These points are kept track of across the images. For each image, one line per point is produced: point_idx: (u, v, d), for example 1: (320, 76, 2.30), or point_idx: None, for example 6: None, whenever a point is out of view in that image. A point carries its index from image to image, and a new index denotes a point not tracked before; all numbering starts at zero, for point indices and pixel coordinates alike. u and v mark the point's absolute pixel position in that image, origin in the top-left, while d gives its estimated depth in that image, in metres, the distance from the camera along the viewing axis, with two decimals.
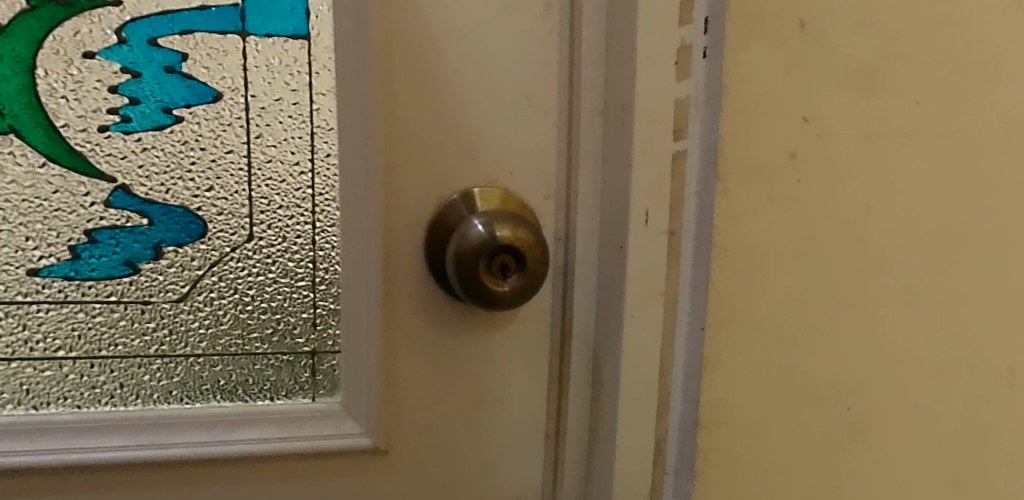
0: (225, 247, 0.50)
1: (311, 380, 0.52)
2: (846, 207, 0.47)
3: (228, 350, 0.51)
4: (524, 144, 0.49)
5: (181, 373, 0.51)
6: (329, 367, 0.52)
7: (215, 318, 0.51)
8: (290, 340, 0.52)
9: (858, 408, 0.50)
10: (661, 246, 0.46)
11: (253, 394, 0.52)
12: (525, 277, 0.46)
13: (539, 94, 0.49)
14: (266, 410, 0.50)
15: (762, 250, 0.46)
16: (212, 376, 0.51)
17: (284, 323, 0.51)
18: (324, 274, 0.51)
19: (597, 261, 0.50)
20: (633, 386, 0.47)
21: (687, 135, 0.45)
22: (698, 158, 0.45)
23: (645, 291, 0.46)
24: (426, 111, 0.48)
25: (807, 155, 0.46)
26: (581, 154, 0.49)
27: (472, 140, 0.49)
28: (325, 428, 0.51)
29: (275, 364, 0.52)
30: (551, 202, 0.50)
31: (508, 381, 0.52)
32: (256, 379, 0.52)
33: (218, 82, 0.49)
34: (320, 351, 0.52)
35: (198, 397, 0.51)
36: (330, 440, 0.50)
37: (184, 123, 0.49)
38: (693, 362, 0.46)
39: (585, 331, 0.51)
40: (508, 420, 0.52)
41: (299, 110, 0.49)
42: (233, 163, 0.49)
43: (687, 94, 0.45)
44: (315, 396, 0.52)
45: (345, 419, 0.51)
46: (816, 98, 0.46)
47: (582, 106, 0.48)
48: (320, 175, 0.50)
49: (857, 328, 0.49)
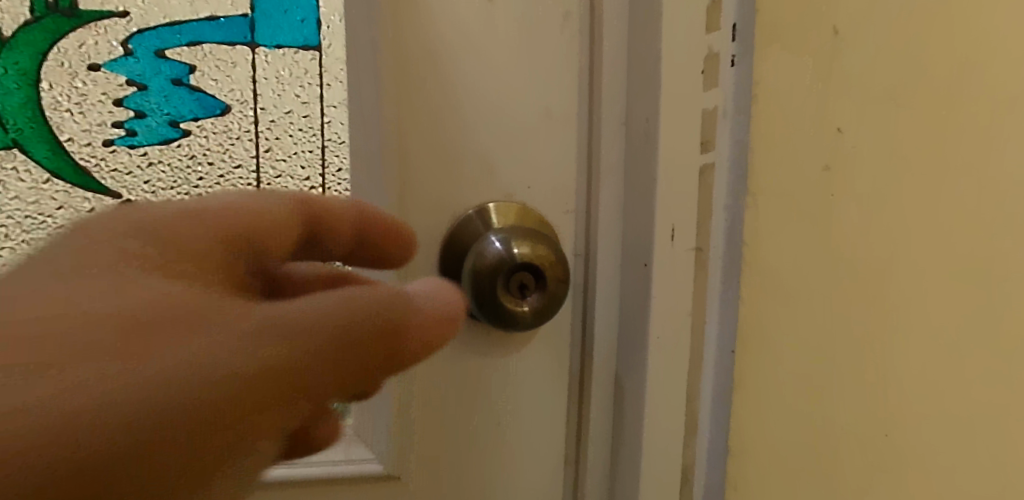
0: None
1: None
2: (884, 223, 0.45)
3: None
4: (543, 157, 0.48)
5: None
6: None
7: None
8: None
9: (895, 435, 0.47)
10: (689, 263, 0.43)
11: None
12: (547, 297, 0.44)
13: (559, 106, 0.47)
14: None
15: (795, 269, 0.43)
16: None
17: None
18: None
19: (619, 279, 0.47)
20: (659, 415, 0.44)
21: (716, 147, 0.43)
22: (727, 171, 0.43)
23: (671, 311, 0.43)
24: (442, 124, 0.46)
25: (843, 168, 0.44)
26: (603, 167, 0.47)
27: (489, 153, 0.47)
28: (336, 454, 0.49)
29: None
30: (570, 218, 0.48)
31: (526, 404, 0.49)
32: None
33: (227, 95, 0.47)
34: None
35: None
36: (342, 466, 0.49)
37: (191, 137, 0.47)
38: (722, 386, 0.44)
39: (607, 352, 0.48)
40: (526, 445, 0.50)
41: (310, 123, 0.47)
42: (241, 178, 0.48)
43: (715, 105, 0.43)
44: None
45: (355, 444, 0.49)
46: (850, 108, 0.43)
47: (604, 118, 0.46)
48: (331, 191, 0.47)
49: (895, 350, 0.46)
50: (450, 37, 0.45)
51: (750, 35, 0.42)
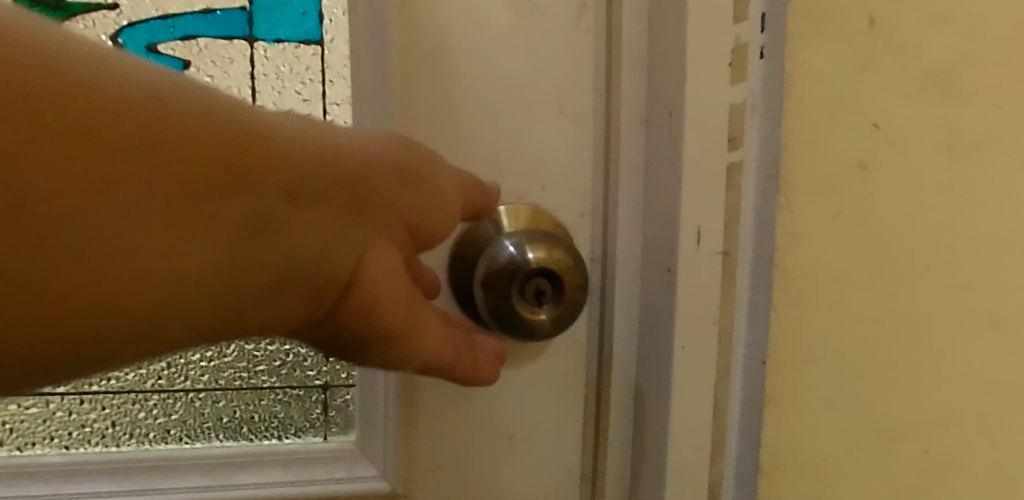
0: None
1: (324, 416, 0.48)
2: (923, 224, 0.42)
3: (232, 384, 0.47)
4: (556, 155, 0.45)
5: (181, 410, 0.47)
6: (342, 402, 0.48)
7: (219, 350, 0.47)
8: (301, 374, 0.47)
9: (936, 450, 0.44)
10: (716, 269, 0.41)
11: (259, 432, 0.47)
12: (565, 305, 0.42)
13: (573, 102, 0.44)
14: (273, 450, 0.46)
15: (829, 273, 0.41)
16: (214, 413, 0.47)
17: (294, 355, 0.47)
18: None
19: (638, 285, 0.44)
20: (688, 428, 0.41)
21: (744, 144, 0.40)
22: (756, 170, 0.40)
23: (698, 319, 0.41)
24: (451, 119, 0.43)
25: (880, 166, 0.41)
26: (622, 166, 0.44)
27: (501, 152, 0.44)
28: (337, 471, 0.46)
29: (284, 400, 0.48)
30: (586, 221, 0.46)
31: (540, 416, 0.47)
32: (262, 416, 0.47)
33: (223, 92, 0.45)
34: (333, 385, 0.48)
35: (198, 436, 0.47)
36: (342, 484, 0.45)
37: None
38: (754, 400, 0.41)
39: (625, 362, 0.45)
40: (541, 460, 0.47)
41: None
42: None
43: (743, 99, 0.40)
44: (326, 435, 0.48)
45: (359, 460, 0.46)
46: (888, 102, 0.41)
47: (622, 114, 0.43)
48: None
49: (935, 360, 0.43)
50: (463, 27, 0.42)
51: (781, 23, 0.39)
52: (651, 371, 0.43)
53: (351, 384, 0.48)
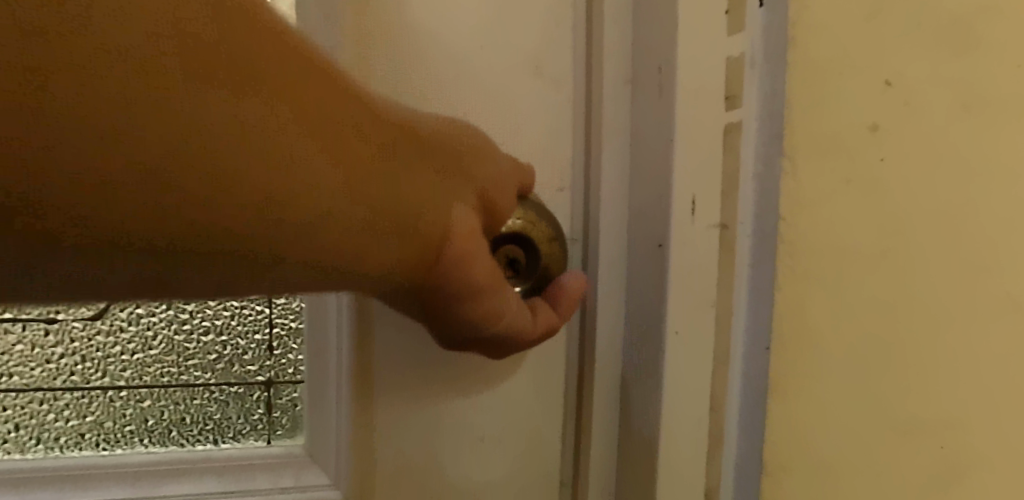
0: None
1: (266, 418, 0.44)
2: (939, 193, 0.38)
3: (159, 381, 0.43)
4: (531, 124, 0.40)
5: (97, 411, 0.43)
6: (287, 401, 0.44)
7: (143, 342, 0.43)
8: (240, 370, 0.44)
9: (952, 446, 0.40)
10: (712, 244, 0.36)
11: (190, 436, 0.44)
12: (539, 276, 0.38)
13: (549, 64, 0.40)
14: (206, 457, 0.42)
15: (841, 247, 0.36)
16: (138, 413, 0.44)
17: (230, 349, 0.44)
18: None
19: (625, 263, 0.40)
20: (680, 422, 0.37)
21: (743, 102, 0.35)
22: (756, 132, 0.35)
23: (691, 301, 0.36)
24: (411, 77, 0.38)
25: (891, 129, 0.37)
26: (605, 131, 0.39)
27: (469, 116, 0.39)
28: (279, 478, 0.42)
29: (219, 399, 0.44)
30: (565, 197, 0.41)
31: (513, 413, 0.41)
32: (194, 417, 0.44)
33: None
34: (277, 382, 0.44)
35: (119, 441, 0.44)
36: (286, 494, 0.42)
37: None
38: (756, 390, 0.36)
39: (610, 352, 0.40)
40: (513, 461, 0.42)
41: None
42: None
43: (742, 51, 0.35)
44: (270, 438, 0.44)
45: (308, 465, 0.42)
46: (900, 56, 0.36)
47: (604, 74, 0.39)
48: None
49: (953, 344, 0.39)
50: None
51: None
52: (640, 359, 0.38)
53: (297, 382, 0.44)
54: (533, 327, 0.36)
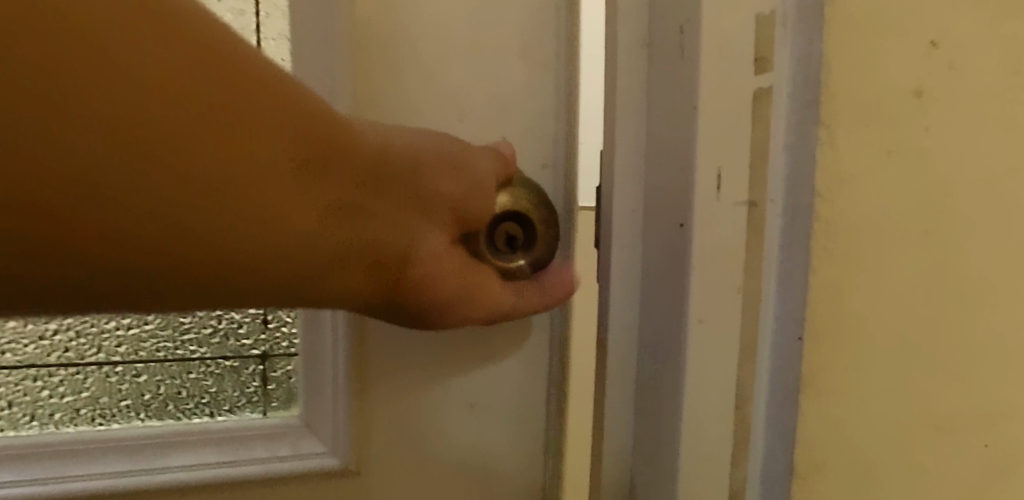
0: None
1: (262, 391, 0.42)
2: (987, 167, 0.34)
3: (155, 356, 0.41)
4: (526, 108, 0.38)
5: (91, 386, 0.41)
6: (283, 374, 0.42)
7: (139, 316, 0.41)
8: (235, 343, 0.42)
9: (996, 443, 0.37)
10: (738, 223, 0.32)
11: (187, 410, 0.42)
12: (538, 253, 0.37)
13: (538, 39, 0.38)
14: (204, 429, 0.40)
15: (882, 225, 0.33)
16: (133, 388, 0.41)
17: (226, 322, 0.41)
18: None
19: (642, 244, 0.36)
20: (704, 420, 0.34)
21: (774, 65, 0.32)
22: (787, 99, 0.32)
23: (715, 286, 0.33)
24: (400, 58, 0.37)
25: (936, 95, 0.33)
26: (619, 100, 0.35)
27: (460, 91, 0.38)
28: (279, 448, 0.41)
29: (215, 372, 0.42)
30: (550, 175, 0.39)
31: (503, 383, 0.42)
32: (191, 392, 0.42)
33: None
34: (273, 355, 0.42)
35: (115, 416, 0.41)
36: (286, 463, 0.41)
37: None
38: (788, 386, 0.33)
39: (624, 342, 0.37)
40: (503, 430, 0.42)
41: None
42: None
43: (773, 8, 0.32)
44: (266, 411, 0.43)
45: (305, 436, 0.41)
46: (949, 14, 0.33)
47: (619, 36, 0.35)
48: None
49: (998, 333, 0.36)
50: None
51: None
52: (657, 350, 0.35)
53: (293, 354, 0.42)
54: (547, 298, 0.37)
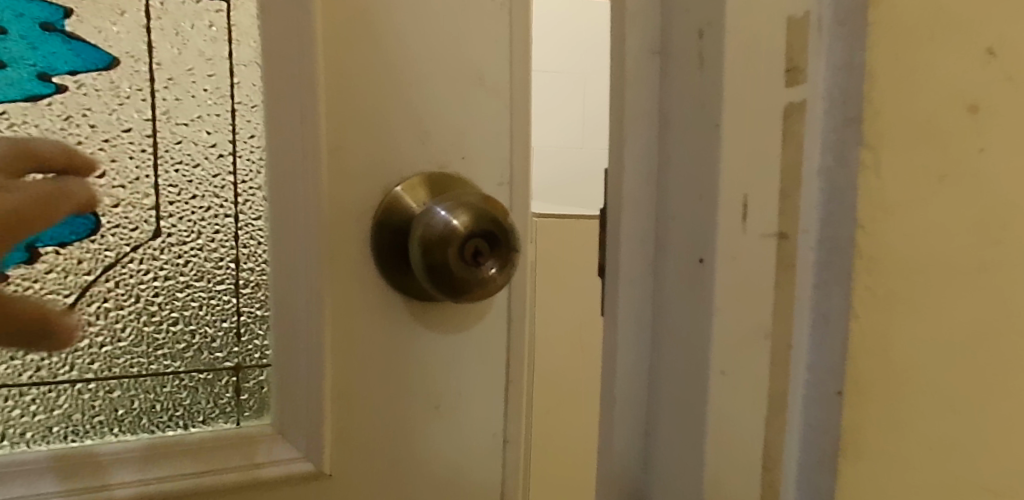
0: (122, 246, 0.43)
1: (234, 400, 0.47)
2: None
3: (129, 370, 0.45)
4: (483, 135, 0.46)
5: (64, 404, 0.43)
6: (255, 385, 0.47)
7: (113, 333, 0.44)
8: (209, 356, 0.46)
9: None
10: (766, 259, 0.28)
11: (159, 423, 0.45)
12: (501, 253, 0.43)
13: (491, 75, 0.46)
14: (172, 443, 0.43)
15: (931, 260, 0.28)
16: (108, 405, 0.44)
17: (201, 336, 0.46)
18: (248, 275, 0.46)
19: (653, 287, 0.31)
20: (723, 482, 0.29)
21: (809, 77, 0.27)
22: (823, 116, 0.27)
23: (738, 332, 0.28)
24: (382, 91, 0.43)
25: (994, 110, 0.29)
26: (628, 120, 0.31)
27: (422, 120, 0.45)
28: (242, 456, 0.44)
29: (191, 386, 0.46)
30: (505, 190, 0.47)
31: (470, 369, 0.47)
32: (165, 405, 0.45)
33: (113, 46, 0.42)
34: (245, 365, 0.47)
35: (86, 433, 0.43)
36: (260, 468, 0.44)
37: (65, 94, 0.42)
38: (824, 448, 0.28)
39: (631, 397, 0.32)
40: (468, 420, 0.47)
41: (217, 84, 0.44)
42: (133, 143, 0.43)
43: (808, 11, 0.27)
44: (239, 420, 0.46)
45: (277, 441, 0.44)
46: (1011, 21, 0.28)
47: (628, 47, 0.31)
48: (241, 159, 0.45)
49: None
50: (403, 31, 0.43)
51: None
52: (671, 402, 0.30)
53: (263, 365, 0.47)
54: (479, 295, 0.43)
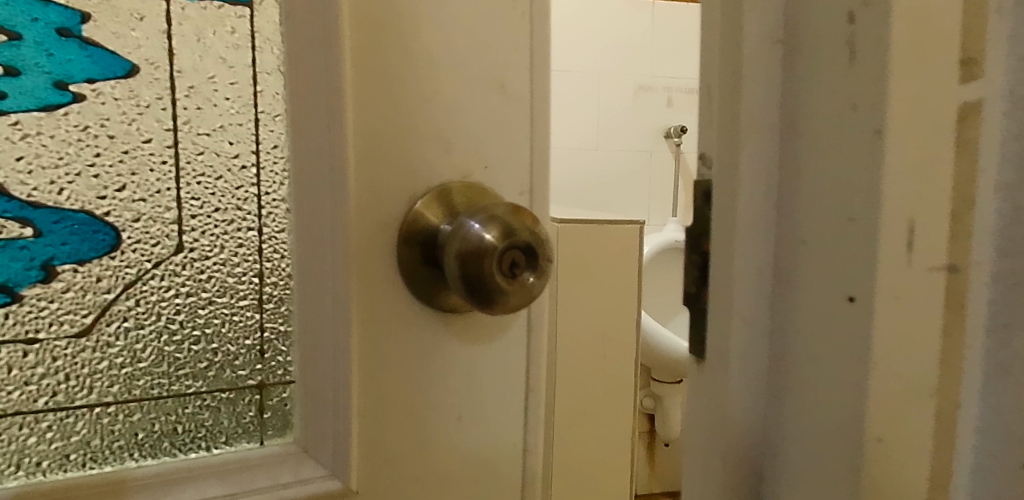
0: (144, 261, 0.48)
1: (256, 419, 0.52)
2: None
3: (149, 391, 0.49)
4: (507, 142, 0.54)
5: (82, 430, 0.47)
6: (278, 401, 0.53)
7: (133, 354, 0.49)
8: (231, 373, 0.52)
9: None
10: (934, 289, 0.24)
11: (182, 445, 0.50)
12: (535, 262, 0.47)
13: (511, 82, 0.53)
14: (206, 464, 0.48)
15: None
16: (126, 428, 0.49)
17: (225, 354, 0.52)
18: (271, 290, 0.52)
19: (770, 320, 0.28)
20: None
21: (991, 69, 0.23)
22: (1008, 112, 0.23)
23: (894, 375, 0.25)
24: (414, 106, 0.50)
25: None
26: (748, 127, 0.28)
27: (446, 131, 0.51)
28: (280, 475, 0.50)
29: (213, 404, 0.51)
30: (525, 198, 0.54)
31: (497, 359, 0.55)
32: (187, 426, 0.50)
33: (132, 53, 0.47)
34: (268, 383, 0.52)
35: (106, 459, 0.48)
36: (286, 488, 0.49)
37: (84, 101, 0.46)
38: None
39: (745, 446, 0.29)
40: (494, 407, 0.55)
41: (241, 96, 0.50)
42: (154, 154, 0.48)
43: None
44: (262, 439, 0.52)
45: (303, 460, 0.50)
46: None
47: (748, 43, 0.28)
48: (264, 169, 0.51)
49: None
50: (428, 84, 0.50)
51: None
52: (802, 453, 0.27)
53: (287, 381, 0.53)
54: (514, 304, 0.47)
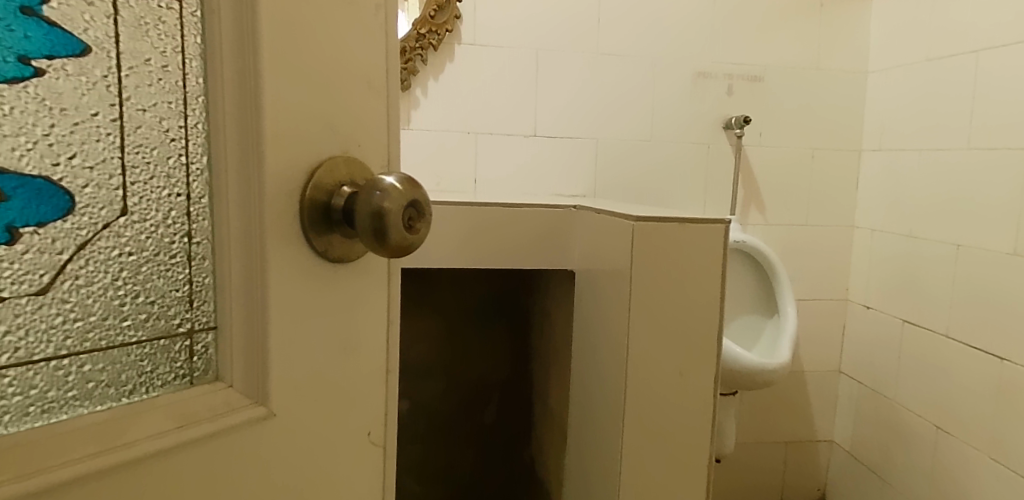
0: (94, 224, 0.44)
1: (188, 363, 0.48)
2: None
3: (100, 345, 0.45)
4: (375, 126, 0.52)
5: (42, 382, 0.42)
6: (205, 347, 0.48)
7: (84, 309, 0.44)
8: (167, 322, 0.47)
9: None
10: None
11: (129, 392, 0.45)
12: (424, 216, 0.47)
13: (376, 76, 0.52)
14: (161, 404, 0.44)
15: None
16: (81, 379, 0.43)
17: (160, 306, 0.48)
18: (200, 248, 0.48)
19: None
20: None
21: None
22: None
23: None
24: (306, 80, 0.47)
25: None
26: None
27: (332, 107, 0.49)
28: (217, 406, 0.46)
29: (149, 353, 0.47)
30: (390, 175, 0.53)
31: (365, 331, 0.54)
32: (133, 374, 0.46)
33: (88, 34, 0.44)
34: (196, 329, 0.48)
35: (61, 409, 0.42)
36: (227, 417, 0.46)
37: (44, 77, 0.42)
38: None
39: None
40: (365, 375, 0.54)
41: (168, 74, 0.46)
42: (99, 127, 0.44)
43: None
44: (192, 380, 0.47)
45: (232, 395, 0.47)
46: None
47: None
48: (193, 143, 0.47)
49: None
50: (326, 68, 0.48)
51: None
52: None
53: (213, 326, 0.48)
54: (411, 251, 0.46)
